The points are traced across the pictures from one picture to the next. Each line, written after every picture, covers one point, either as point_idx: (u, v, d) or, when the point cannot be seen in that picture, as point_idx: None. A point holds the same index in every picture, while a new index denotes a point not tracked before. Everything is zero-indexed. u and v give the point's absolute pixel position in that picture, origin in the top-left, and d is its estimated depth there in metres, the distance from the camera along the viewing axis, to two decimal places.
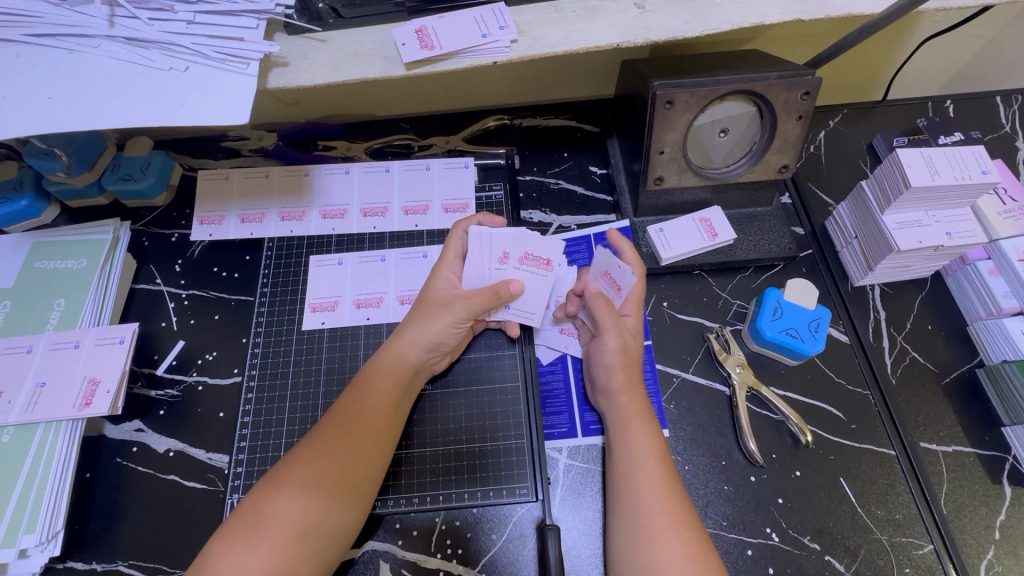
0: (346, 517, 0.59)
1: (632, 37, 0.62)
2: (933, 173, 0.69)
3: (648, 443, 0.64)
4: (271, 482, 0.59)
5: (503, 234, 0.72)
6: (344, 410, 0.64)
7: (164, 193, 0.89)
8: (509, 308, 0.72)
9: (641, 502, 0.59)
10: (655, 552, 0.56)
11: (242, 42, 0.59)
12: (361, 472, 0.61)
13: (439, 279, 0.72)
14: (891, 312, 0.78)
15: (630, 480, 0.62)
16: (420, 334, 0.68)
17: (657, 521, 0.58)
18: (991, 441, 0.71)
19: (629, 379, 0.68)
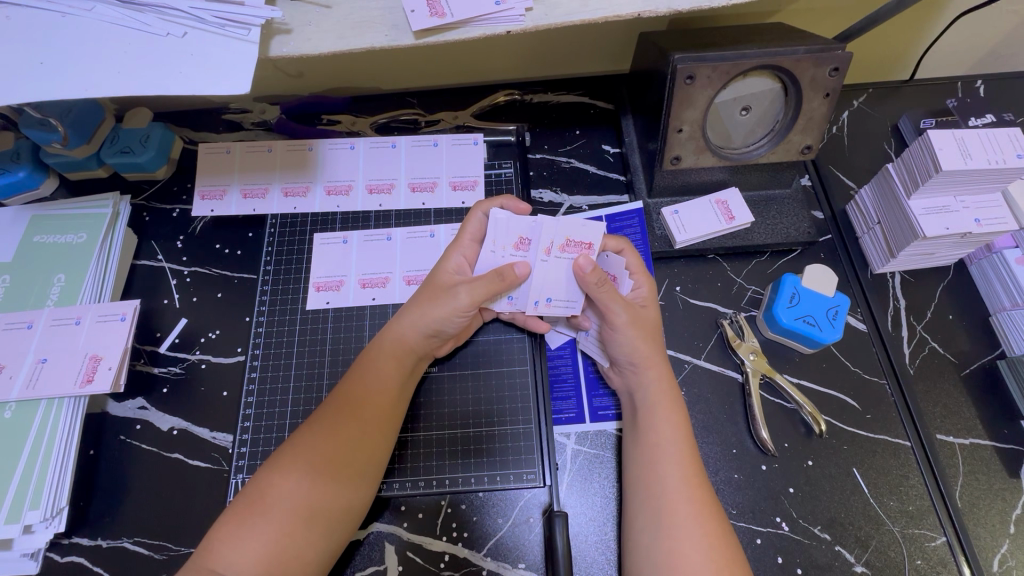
0: (354, 498, 0.59)
1: (654, 7, 0.59)
2: (966, 156, 0.66)
3: (671, 428, 0.62)
4: (277, 460, 0.58)
5: (526, 221, 0.68)
6: (346, 390, 0.63)
7: (164, 167, 0.86)
8: (537, 301, 0.69)
9: (663, 486, 0.58)
10: (678, 544, 0.55)
11: (242, 7, 0.56)
12: (366, 454, 0.60)
13: (448, 264, 0.69)
14: (911, 300, 0.76)
15: (653, 466, 0.60)
16: (420, 318, 0.66)
17: (682, 510, 0.57)
18: (1009, 434, 0.69)
19: (654, 355, 0.66)
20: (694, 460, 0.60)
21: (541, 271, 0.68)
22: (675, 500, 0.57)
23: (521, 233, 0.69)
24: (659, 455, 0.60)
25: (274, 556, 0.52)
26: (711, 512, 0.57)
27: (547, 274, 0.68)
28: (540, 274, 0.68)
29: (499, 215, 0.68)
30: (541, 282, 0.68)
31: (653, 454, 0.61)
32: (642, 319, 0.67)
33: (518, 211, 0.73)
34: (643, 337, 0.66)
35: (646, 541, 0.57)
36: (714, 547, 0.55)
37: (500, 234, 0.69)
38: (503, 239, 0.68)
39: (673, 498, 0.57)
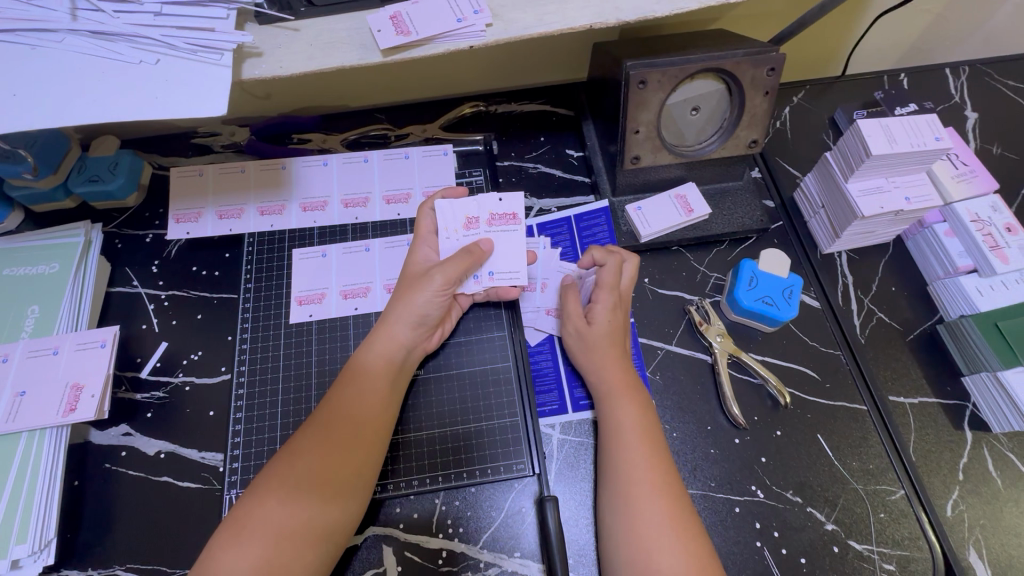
0: (339, 520, 0.60)
1: (603, 19, 0.64)
2: (892, 142, 0.72)
3: (636, 419, 0.66)
4: (256, 490, 0.59)
5: (468, 202, 0.75)
6: (331, 407, 0.64)
7: (135, 194, 0.87)
8: (492, 273, 0.73)
9: (626, 473, 0.62)
10: (642, 528, 0.58)
11: (213, 33, 0.58)
12: (350, 468, 0.62)
13: (418, 254, 0.73)
14: (858, 276, 0.83)
15: (619, 456, 0.63)
16: (407, 309, 0.69)
17: (644, 495, 0.60)
18: (953, 391, 0.75)
19: (619, 363, 0.70)
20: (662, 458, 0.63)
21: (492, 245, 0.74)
22: (642, 501, 0.60)
23: (467, 215, 0.75)
24: (625, 457, 0.63)
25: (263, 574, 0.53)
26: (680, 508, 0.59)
27: (502, 247, 0.74)
28: (500, 246, 0.74)
29: (444, 205, 0.75)
30: (501, 258, 0.74)
31: (622, 458, 0.63)
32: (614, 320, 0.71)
33: (456, 194, 0.77)
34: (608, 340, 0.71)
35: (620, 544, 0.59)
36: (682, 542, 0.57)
37: (448, 219, 0.74)
38: (450, 223, 0.74)
39: (640, 496, 0.60)
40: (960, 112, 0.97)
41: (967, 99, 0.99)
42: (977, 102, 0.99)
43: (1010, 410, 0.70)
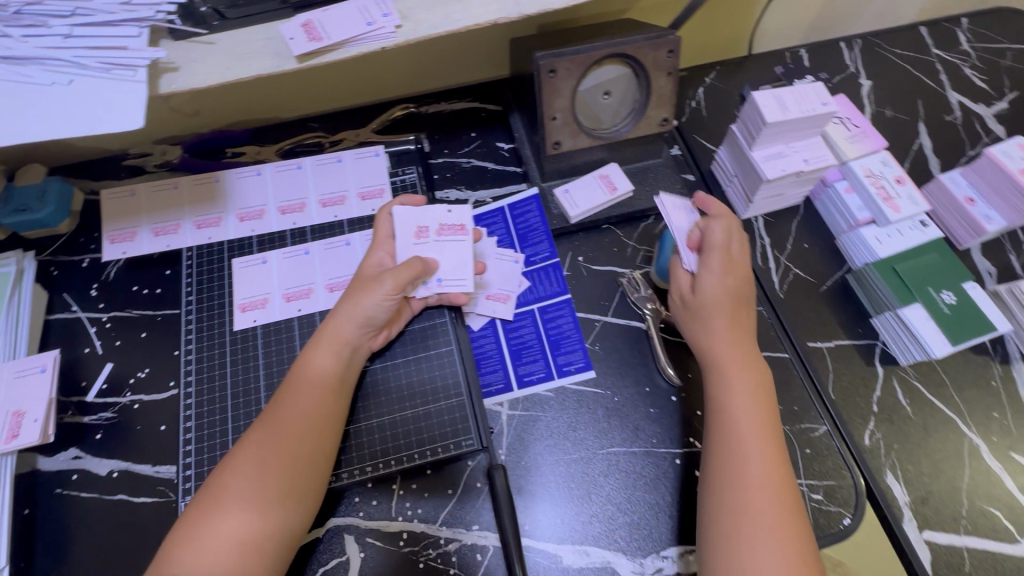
0: (288, 521, 0.62)
1: (506, 13, 0.68)
2: (784, 109, 0.79)
3: (753, 417, 0.66)
4: (208, 494, 0.62)
5: (427, 211, 0.79)
6: (283, 410, 0.66)
7: (67, 220, 0.87)
8: (440, 280, 0.76)
9: (747, 472, 0.62)
10: (753, 523, 0.59)
11: (125, 51, 0.60)
12: (303, 470, 0.65)
13: (373, 258, 0.76)
14: (774, 237, 0.89)
15: (738, 455, 0.63)
16: (354, 309, 0.71)
17: (762, 495, 0.60)
18: (864, 332, 0.82)
19: (741, 354, 0.70)
20: (776, 444, 0.65)
21: (440, 253, 0.77)
22: (754, 485, 0.61)
23: (420, 223, 0.78)
24: (741, 440, 0.64)
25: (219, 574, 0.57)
26: (790, 497, 0.61)
27: (450, 255, 0.77)
28: (449, 254, 0.77)
29: (403, 211, 0.78)
30: (449, 265, 0.77)
31: (736, 439, 0.64)
32: (727, 285, 0.72)
33: (414, 203, 0.81)
34: (730, 301, 0.72)
35: (719, 520, 0.61)
36: (787, 529, 0.59)
37: (403, 226, 0.77)
38: (403, 230, 0.77)
39: (754, 481, 0.61)
40: (855, 81, 1.06)
41: (861, 69, 1.08)
42: (870, 71, 1.08)
43: (910, 341, 0.77)
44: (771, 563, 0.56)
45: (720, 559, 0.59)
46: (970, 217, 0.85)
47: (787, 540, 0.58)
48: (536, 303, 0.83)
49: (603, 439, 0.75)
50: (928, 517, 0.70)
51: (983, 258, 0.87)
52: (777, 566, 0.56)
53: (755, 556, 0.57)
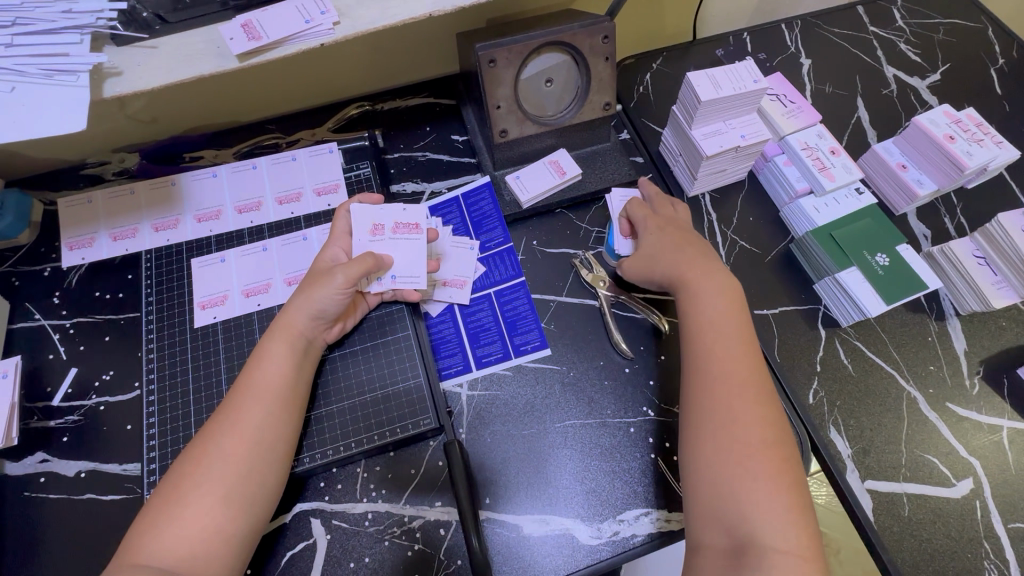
0: (257, 498, 0.65)
1: (441, 6, 0.71)
2: (718, 88, 0.82)
3: (733, 342, 0.71)
4: (171, 482, 0.64)
5: (381, 210, 0.80)
6: (244, 394, 0.69)
7: (27, 231, 0.88)
8: (394, 277, 0.78)
9: (730, 387, 0.67)
10: (741, 433, 0.64)
11: (67, 57, 0.62)
12: (269, 447, 0.67)
13: (328, 252, 0.78)
14: (720, 212, 0.93)
15: (719, 374, 0.68)
16: (306, 301, 0.74)
17: (746, 406, 0.66)
18: (807, 298, 0.85)
19: (717, 286, 0.75)
20: (745, 342, 0.71)
21: (394, 250, 0.79)
22: (730, 378, 0.68)
23: (375, 221, 0.80)
24: (721, 361, 0.69)
25: (188, 552, 0.60)
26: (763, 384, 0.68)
27: (405, 253, 0.79)
28: (403, 253, 0.79)
29: (358, 208, 0.80)
30: (402, 261, 0.78)
31: (709, 344, 0.70)
32: (665, 233, 0.80)
33: (372, 200, 0.83)
34: (677, 240, 0.79)
35: (702, 415, 0.66)
36: (760, 407, 0.66)
37: (359, 224, 0.79)
38: (357, 228, 0.79)
39: (731, 377, 0.68)
40: (796, 60, 1.10)
41: (802, 49, 1.12)
42: (810, 50, 1.12)
43: (848, 303, 0.81)
44: (751, 437, 0.64)
45: (707, 447, 0.65)
46: (903, 184, 0.89)
47: (765, 420, 0.65)
48: (492, 287, 0.86)
49: (559, 413, 0.78)
50: (870, 468, 0.74)
51: (918, 222, 0.91)
52: (757, 443, 0.63)
53: (739, 439, 0.64)
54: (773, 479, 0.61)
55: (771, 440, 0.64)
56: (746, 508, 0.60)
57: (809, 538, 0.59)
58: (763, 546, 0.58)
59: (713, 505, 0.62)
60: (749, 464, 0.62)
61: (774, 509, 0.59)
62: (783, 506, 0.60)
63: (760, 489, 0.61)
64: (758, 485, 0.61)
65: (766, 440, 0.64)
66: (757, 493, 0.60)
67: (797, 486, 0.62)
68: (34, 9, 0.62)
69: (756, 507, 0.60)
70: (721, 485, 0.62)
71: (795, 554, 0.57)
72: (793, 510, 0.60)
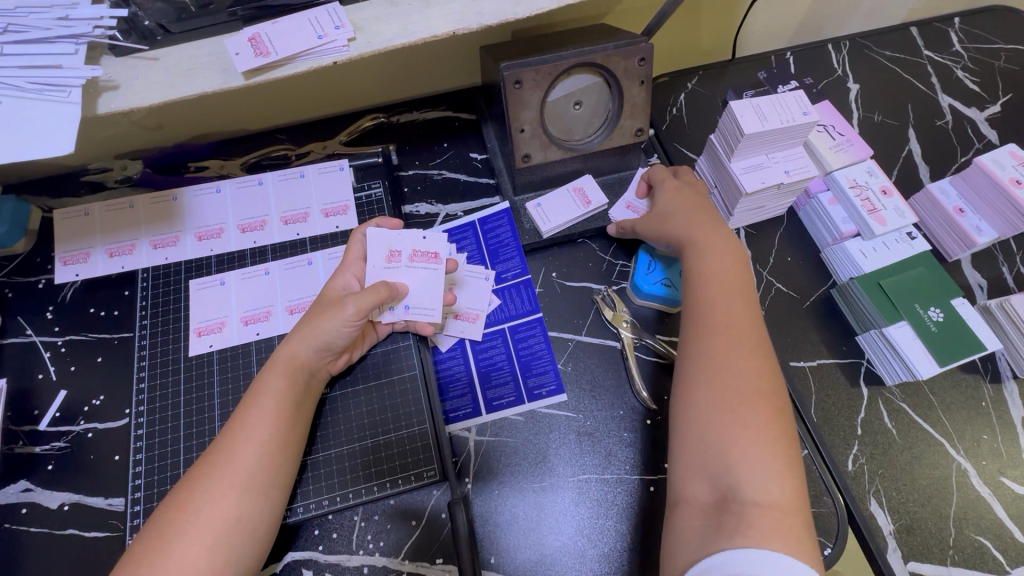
0: (244, 526, 0.61)
1: (466, 23, 0.65)
2: (763, 119, 0.75)
3: (731, 295, 0.66)
4: (157, 526, 0.60)
5: (398, 234, 0.74)
6: (241, 416, 0.65)
7: (23, 240, 0.84)
8: (408, 307, 0.73)
9: (723, 335, 0.63)
10: (734, 379, 0.59)
11: (60, 70, 0.58)
12: (267, 477, 0.63)
13: (337, 281, 0.72)
14: (756, 250, 0.86)
15: (714, 321, 0.64)
16: (309, 334, 0.68)
17: (740, 353, 0.61)
18: (849, 350, 0.79)
19: (721, 243, 0.71)
20: (746, 299, 0.66)
21: (409, 278, 0.73)
22: (727, 326, 0.63)
23: (391, 246, 0.74)
24: (718, 311, 0.65)
25: None
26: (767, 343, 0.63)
27: (422, 283, 0.73)
28: (419, 284, 0.73)
29: (375, 232, 0.74)
30: (418, 292, 0.73)
31: (706, 296, 0.66)
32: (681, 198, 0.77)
33: (390, 225, 0.77)
34: (691, 204, 0.76)
35: (693, 362, 0.62)
36: (758, 357, 0.61)
37: (374, 249, 0.74)
38: (375, 252, 0.73)
39: (731, 331, 0.63)
40: (843, 84, 1.02)
41: (849, 72, 1.04)
42: (858, 73, 1.04)
43: (896, 362, 0.74)
44: (747, 385, 0.59)
45: (692, 397, 0.60)
46: (959, 229, 0.81)
47: (760, 369, 0.60)
48: (507, 323, 0.80)
49: (575, 465, 0.72)
50: (914, 547, 0.68)
51: (973, 270, 0.83)
52: (748, 392, 0.58)
53: (732, 390, 0.59)
54: (763, 428, 0.56)
55: (767, 390, 0.59)
56: (730, 455, 0.55)
57: (798, 492, 0.53)
58: (743, 500, 0.53)
59: (698, 457, 0.57)
60: (735, 413, 0.57)
61: (758, 459, 0.54)
62: (770, 457, 0.55)
63: (748, 434, 0.56)
64: (748, 436, 0.56)
65: (758, 391, 0.59)
66: (745, 443, 0.55)
67: (789, 442, 0.56)
68: (27, 16, 0.58)
69: (741, 455, 0.55)
70: (709, 433, 0.57)
71: (781, 510, 0.52)
72: (783, 464, 0.55)
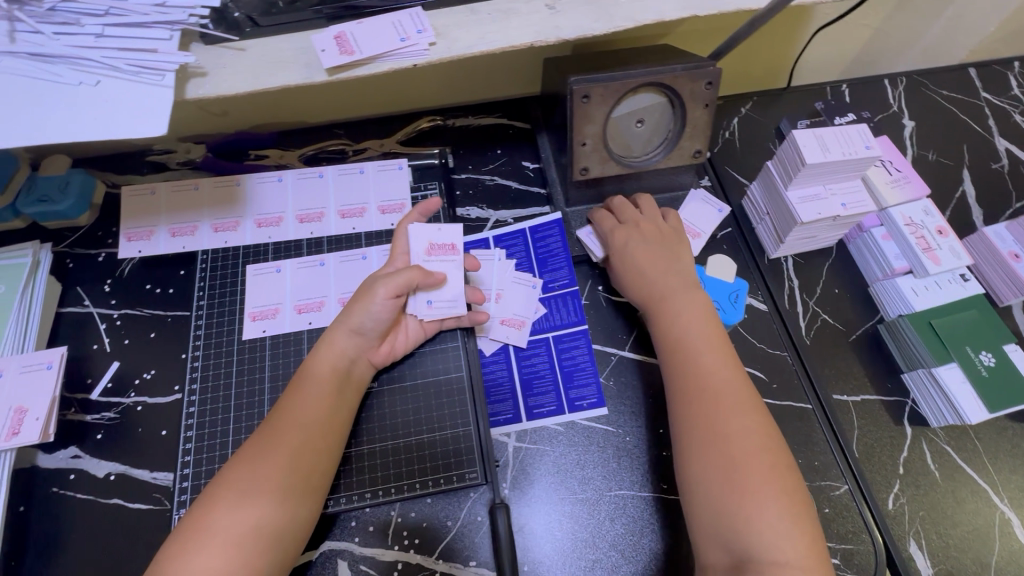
0: (288, 519, 0.62)
1: (544, 36, 0.66)
2: (825, 150, 0.76)
3: (714, 354, 0.68)
4: (205, 500, 0.61)
5: (413, 230, 0.75)
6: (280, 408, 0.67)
7: (87, 213, 0.86)
8: (430, 302, 0.74)
9: (712, 397, 0.64)
10: (732, 442, 0.61)
11: (155, 54, 0.60)
12: (309, 467, 0.64)
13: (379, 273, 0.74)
14: (804, 279, 0.86)
15: (701, 383, 0.66)
16: (347, 320, 0.70)
17: (732, 413, 0.63)
18: (893, 387, 0.78)
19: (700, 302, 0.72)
20: (728, 356, 0.68)
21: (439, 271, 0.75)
22: (715, 387, 0.65)
23: (429, 240, 0.75)
24: (706, 372, 0.66)
25: None
26: (752, 400, 0.65)
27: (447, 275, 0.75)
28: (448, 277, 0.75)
29: (419, 226, 0.75)
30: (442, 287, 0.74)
31: (692, 357, 0.68)
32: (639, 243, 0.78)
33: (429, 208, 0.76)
34: (651, 251, 0.77)
35: (687, 429, 0.64)
36: (750, 414, 0.63)
37: (415, 243, 0.75)
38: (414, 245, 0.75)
39: (716, 399, 0.64)
40: (898, 120, 1.02)
41: (905, 108, 1.04)
42: (914, 111, 1.04)
43: (943, 403, 0.74)
44: (745, 447, 0.61)
45: (692, 466, 0.62)
46: (1014, 274, 0.81)
47: (754, 426, 0.62)
48: (551, 332, 0.81)
49: (612, 481, 0.72)
50: None
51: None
52: (747, 454, 0.61)
53: (730, 456, 0.61)
54: (771, 490, 0.59)
55: (765, 449, 0.61)
56: (744, 522, 0.57)
57: (813, 550, 0.56)
58: (765, 563, 0.55)
59: (709, 523, 0.59)
60: (740, 478, 0.59)
61: (769, 522, 0.57)
62: (781, 519, 0.57)
63: (757, 499, 0.58)
64: (758, 503, 0.58)
65: (757, 451, 0.61)
66: (759, 512, 0.57)
67: (797, 499, 0.59)
68: None
69: (754, 521, 0.57)
70: (717, 499, 0.59)
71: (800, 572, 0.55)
72: (797, 523, 0.57)
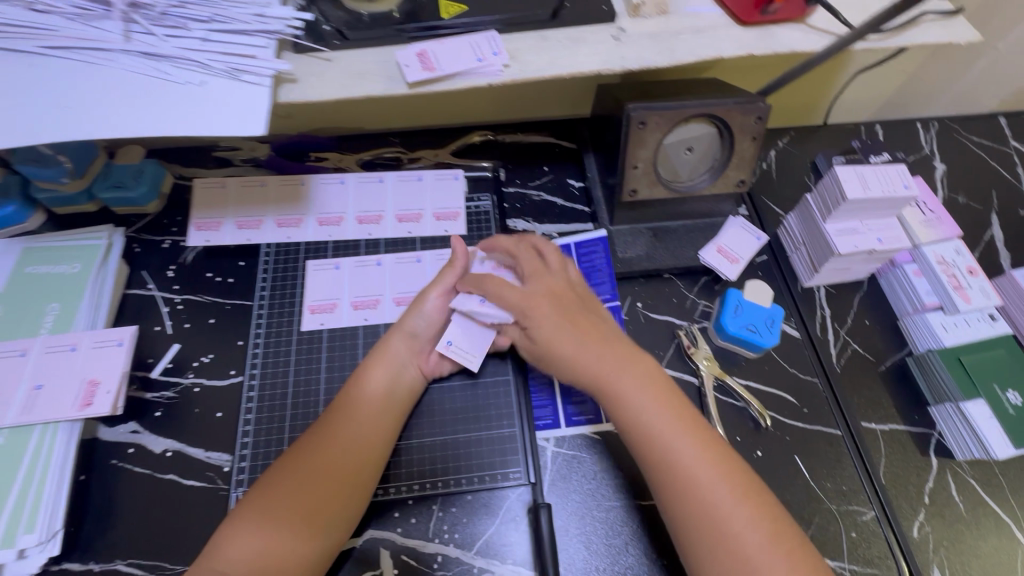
0: (326, 527, 0.64)
1: (610, 65, 0.71)
2: (865, 187, 0.79)
3: (690, 435, 0.65)
4: (256, 496, 0.64)
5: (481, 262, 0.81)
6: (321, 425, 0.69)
7: (155, 201, 0.91)
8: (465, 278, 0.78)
9: (699, 483, 0.62)
10: (727, 532, 0.60)
11: (253, 59, 0.65)
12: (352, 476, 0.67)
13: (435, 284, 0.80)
14: (836, 309, 0.89)
15: (682, 469, 0.63)
16: (408, 324, 0.77)
17: (721, 499, 0.61)
18: (920, 419, 0.81)
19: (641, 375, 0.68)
20: (701, 431, 0.65)
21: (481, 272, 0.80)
22: (698, 473, 0.62)
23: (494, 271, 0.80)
24: (682, 460, 0.63)
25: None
26: (735, 472, 0.63)
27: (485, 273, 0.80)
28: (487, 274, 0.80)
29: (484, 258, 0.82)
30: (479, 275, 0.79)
31: (665, 441, 0.64)
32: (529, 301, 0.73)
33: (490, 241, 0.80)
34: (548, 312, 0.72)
35: (681, 520, 0.62)
36: (742, 495, 0.62)
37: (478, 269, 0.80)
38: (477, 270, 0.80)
39: (699, 488, 0.62)
40: (929, 162, 1.06)
41: (937, 151, 1.08)
42: (945, 154, 1.08)
43: (970, 438, 0.76)
44: (745, 533, 0.59)
45: (698, 555, 0.61)
46: None
47: (748, 509, 0.61)
48: None
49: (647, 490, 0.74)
50: None
51: None
52: (751, 543, 0.59)
53: (732, 545, 0.59)
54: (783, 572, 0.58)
55: (768, 531, 0.60)
56: None
57: None
58: None
59: None
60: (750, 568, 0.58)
61: None
62: None
63: None
64: None
65: (760, 536, 0.59)
66: None
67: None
68: (231, 9, 0.65)
69: None
70: None
71: None
72: None
